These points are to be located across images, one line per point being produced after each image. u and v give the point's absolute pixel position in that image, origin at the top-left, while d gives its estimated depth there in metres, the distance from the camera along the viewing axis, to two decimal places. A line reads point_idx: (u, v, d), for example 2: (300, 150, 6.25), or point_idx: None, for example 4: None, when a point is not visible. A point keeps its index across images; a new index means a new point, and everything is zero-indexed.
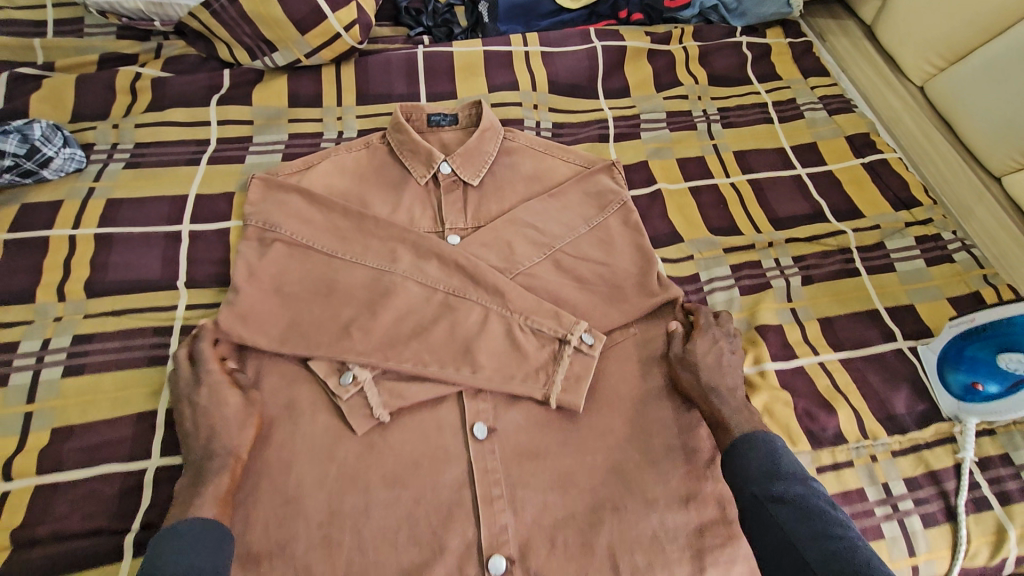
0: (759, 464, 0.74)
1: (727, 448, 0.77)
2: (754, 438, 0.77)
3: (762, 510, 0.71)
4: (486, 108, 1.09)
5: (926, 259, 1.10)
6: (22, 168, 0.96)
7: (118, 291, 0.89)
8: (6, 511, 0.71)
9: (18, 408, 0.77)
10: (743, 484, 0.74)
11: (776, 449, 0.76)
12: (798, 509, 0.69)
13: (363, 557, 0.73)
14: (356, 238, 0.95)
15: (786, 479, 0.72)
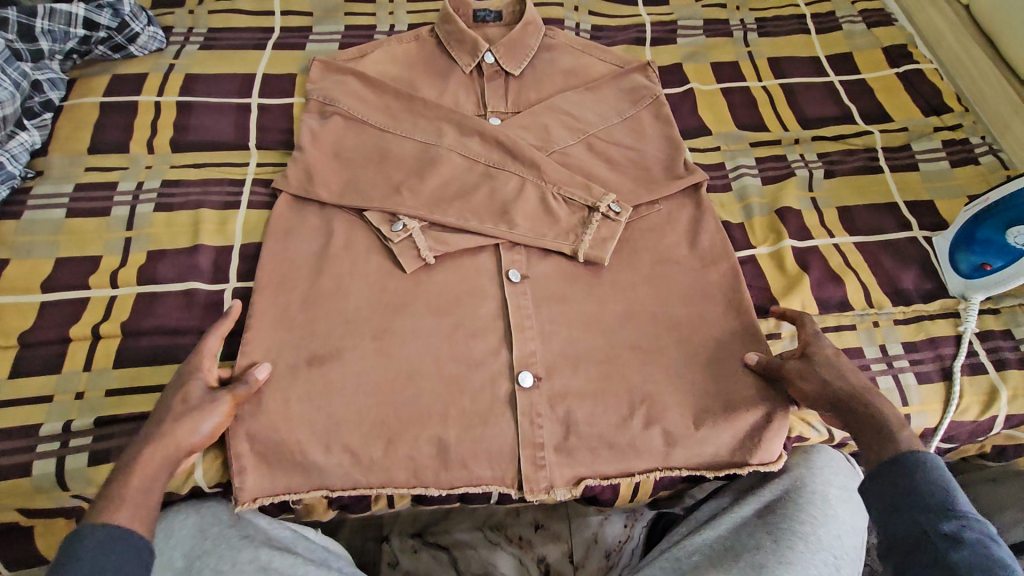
0: (930, 494, 0.68)
1: (891, 464, 0.72)
2: (928, 461, 0.71)
3: (929, 546, 0.66)
4: (529, 4, 1.15)
5: (951, 161, 1.12)
6: (114, 41, 1.07)
7: (198, 149, 1.01)
8: (114, 309, 0.84)
9: (119, 233, 0.90)
10: (911, 511, 0.69)
11: (944, 481, 0.69)
12: (974, 547, 0.63)
13: (412, 368, 0.85)
14: (405, 114, 1.03)
15: (963, 517, 0.66)
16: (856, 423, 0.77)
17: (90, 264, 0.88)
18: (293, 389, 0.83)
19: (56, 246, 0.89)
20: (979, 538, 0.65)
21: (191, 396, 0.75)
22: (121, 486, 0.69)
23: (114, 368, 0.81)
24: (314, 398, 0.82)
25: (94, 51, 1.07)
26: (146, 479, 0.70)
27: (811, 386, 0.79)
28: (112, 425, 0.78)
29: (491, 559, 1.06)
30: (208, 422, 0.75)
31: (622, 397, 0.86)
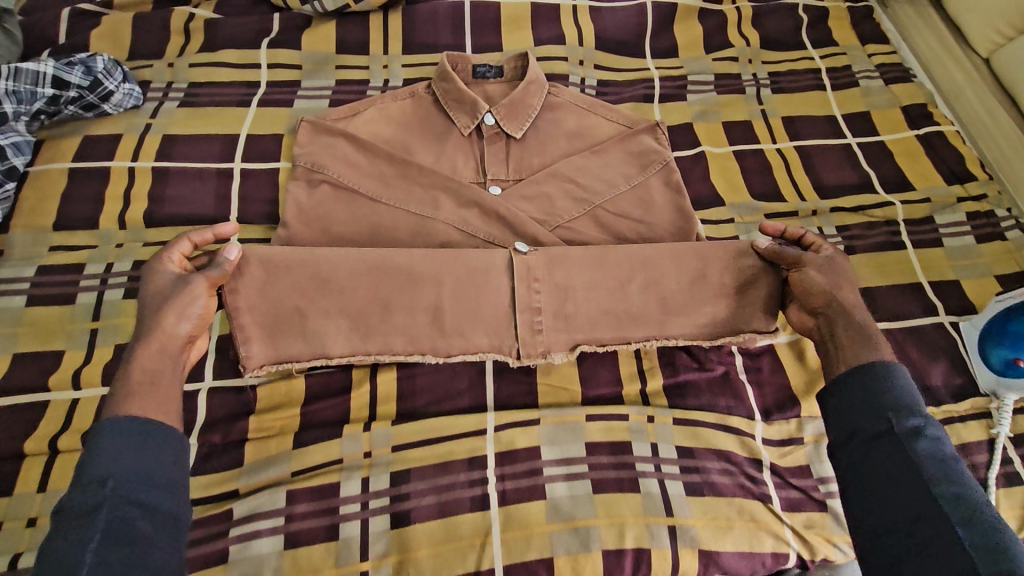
0: (898, 394, 0.65)
1: (859, 367, 0.68)
2: (885, 364, 0.68)
3: (889, 442, 0.63)
4: (532, 61, 1.07)
5: (976, 236, 1.06)
6: (86, 100, 0.99)
7: (175, 223, 0.93)
8: (76, 416, 0.76)
9: (85, 325, 0.83)
10: (878, 412, 0.65)
11: (904, 380, 0.67)
12: (932, 443, 0.62)
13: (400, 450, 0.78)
14: (399, 184, 0.96)
15: (923, 415, 0.64)
16: (838, 331, 0.73)
17: (52, 362, 0.80)
18: (282, 282, 0.79)
19: (15, 339, 0.81)
20: (936, 435, 0.63)
21: (163, 297, 0.71)
22: (126, 382, 0.64)
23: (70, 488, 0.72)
24: (288, 514, 0.73)
25: (63, 111, 1.00)
26: (146, 372, 0.65)
27: (816, 285, 0.78)
28: None
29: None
30: (192, 310, 0.71)
31: (616, 267, 0.83)
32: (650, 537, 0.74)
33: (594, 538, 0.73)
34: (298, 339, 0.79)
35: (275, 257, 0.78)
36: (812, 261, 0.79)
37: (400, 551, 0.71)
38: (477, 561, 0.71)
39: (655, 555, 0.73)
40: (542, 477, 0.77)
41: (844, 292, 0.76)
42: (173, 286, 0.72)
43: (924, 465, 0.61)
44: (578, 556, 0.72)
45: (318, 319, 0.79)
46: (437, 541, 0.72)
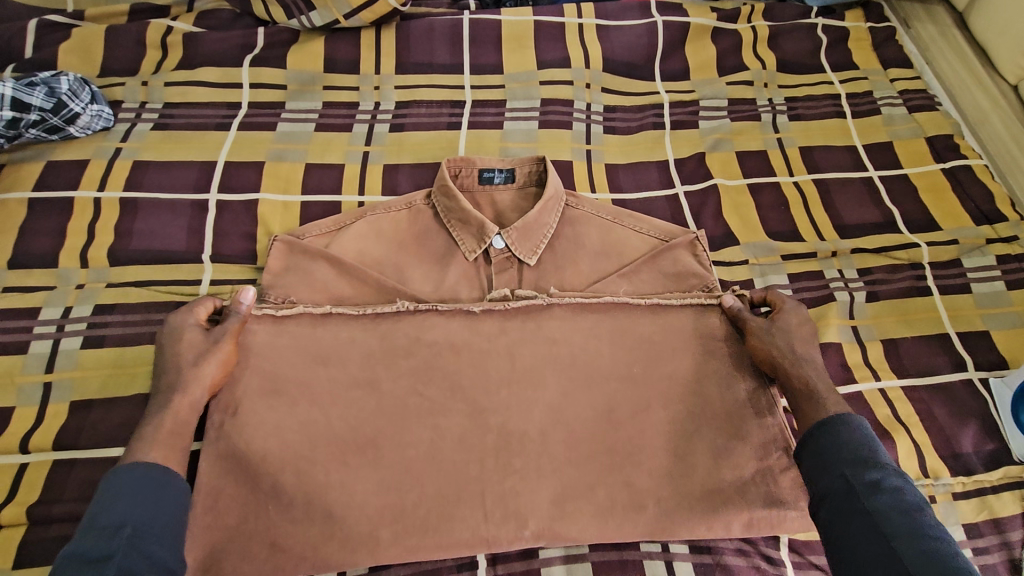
0: (855, 448, 0.65)
1: (818, 424, 0.69)
2: (842, 421, 0.68)
3: (852, 496, 0.62)
4: (551, 170, 0.93)
5: (1007, 282, 0.99)
6: (49, 123, 0.92)
7: (141, 261, 0.86)
8: (25, 484, 0.69)
9: (37, 377, 0.75)
10: (833, 464, 0.65)
11: (869, 437, 0.67)
12: (893, 492, 0.61)
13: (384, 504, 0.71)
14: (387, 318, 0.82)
15: (884, 468, 0.63)
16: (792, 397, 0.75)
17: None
18: (274, 364, 0.77)
19: None
20: (901, 490, 0.61)
21: (191, 344, 0.75)
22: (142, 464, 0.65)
23: (10, 570, 0.65)
24: None
25: (25, 134, 0.92)
26: (170, 432, 0.69)
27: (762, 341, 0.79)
28: None
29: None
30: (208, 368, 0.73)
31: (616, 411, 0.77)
32: None
33: None
34: (293, 498, 0.71)
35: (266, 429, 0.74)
36: (756, 325, 0.80)
37: None
38: None
39: None
40: (537, 560, 0.73)
41: (792, 353, 0.77)
42: (199, 339, 0.75)
43: (886, 518, 0.59)
44: None
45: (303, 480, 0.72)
46: None
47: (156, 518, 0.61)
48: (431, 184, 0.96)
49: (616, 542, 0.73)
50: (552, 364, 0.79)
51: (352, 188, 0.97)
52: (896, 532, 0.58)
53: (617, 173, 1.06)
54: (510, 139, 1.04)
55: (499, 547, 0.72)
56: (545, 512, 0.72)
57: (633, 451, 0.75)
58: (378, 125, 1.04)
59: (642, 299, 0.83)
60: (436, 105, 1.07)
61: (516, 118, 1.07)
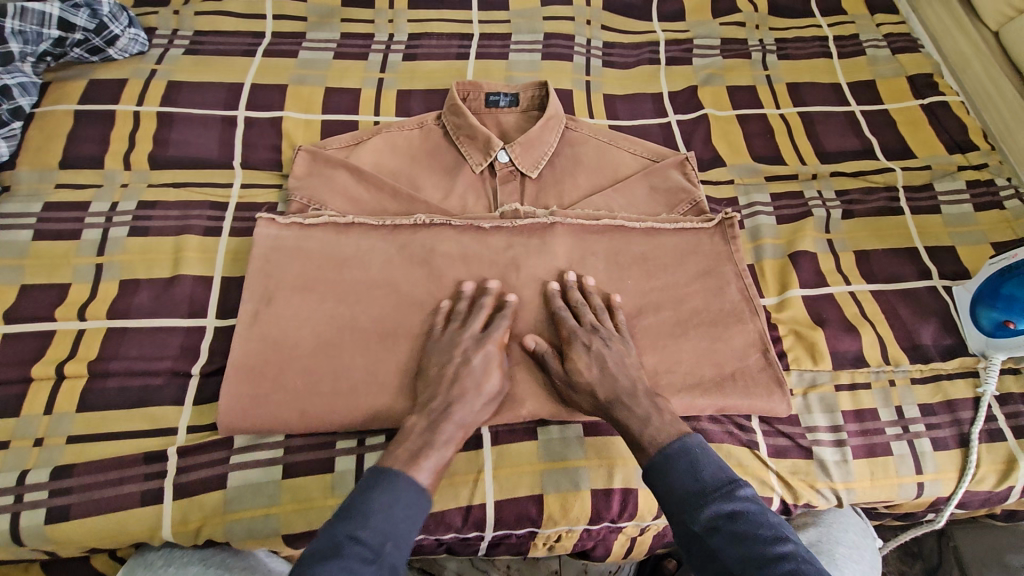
0: (682, 480, 0.62)
1: (651, 456, 0.65)
2: (669, 449, 0.65)
3: (697, 545, 0.59)
4: (553, 93, 1.01)
5: (975, 204, 1.06)
6: (92, 43, 1.00)
7: (178, 167, 0.94)
8: (83, 344, 0.78)
9: (90, 259, 0.84)
10: (668, 505, 0.62)
11: (693, 458, 0.63)
12: (737, 535, 0.58)
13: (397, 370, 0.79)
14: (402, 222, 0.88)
15: (714, 499, 0.60)
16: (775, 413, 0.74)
17: (57, 294, 0.81)
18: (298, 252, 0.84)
19: (21, 271, 0.83)
20: (740, 514, 0.59)
21: (468, 387, 0.73)
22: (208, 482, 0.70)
23: (73, 413, 0.74)
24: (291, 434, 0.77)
25: (69, 53, 1.00)
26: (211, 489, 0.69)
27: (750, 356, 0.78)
28: (67, 480, 0.70)
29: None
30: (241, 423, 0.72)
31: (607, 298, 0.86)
32: (637, 478, 0.77)
33: (584, 479, 0.77)
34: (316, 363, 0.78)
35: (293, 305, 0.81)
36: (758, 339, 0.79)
37: None
38: (469, 496, 0.75)
39: (641, 495, 0.76)
40: (536, 421, 0.81)
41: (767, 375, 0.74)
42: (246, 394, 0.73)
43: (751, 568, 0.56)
44: (567, 495, 0.76)
45: (324, 346, 0.79)
46: None
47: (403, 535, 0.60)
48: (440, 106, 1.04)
49: None
50: (550, 259, 0.87)
51: (369, 109, 1.05)
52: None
53: (615, 103, 1.13)
54: (515, 70, 1.12)
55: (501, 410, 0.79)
56: (543, 382, 0.80)
57: None
58: (392, 55, 1.12)
59: (641, 221, 0.91)
60: (447, 38, 1.14)
61: (520, 50, 1.15)
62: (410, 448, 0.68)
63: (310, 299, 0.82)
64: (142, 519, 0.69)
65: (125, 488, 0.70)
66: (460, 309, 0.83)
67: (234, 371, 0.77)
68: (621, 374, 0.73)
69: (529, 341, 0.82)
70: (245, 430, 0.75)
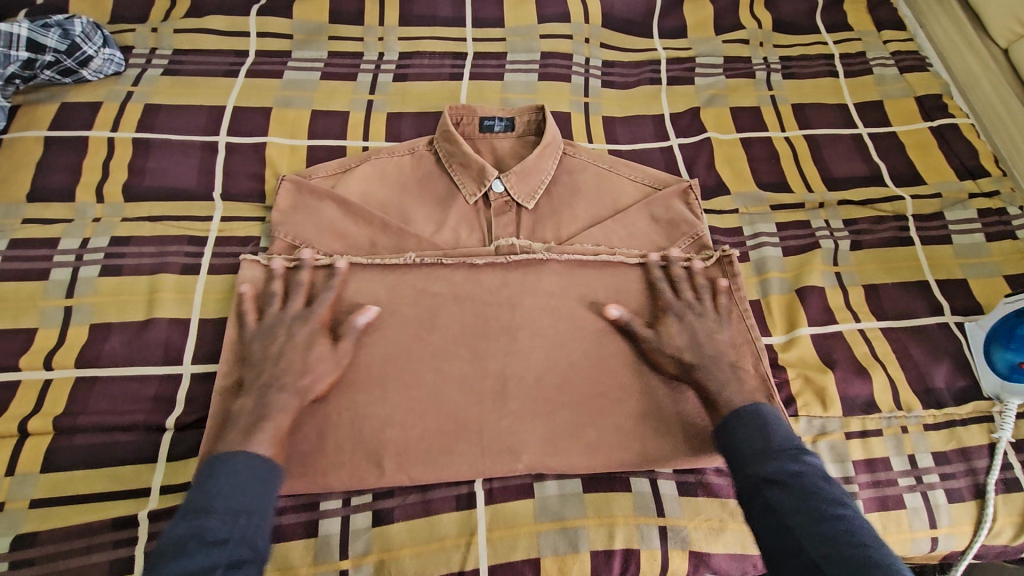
0: (752, 442, 0.65)
1: (727, 418, 0.68)
2: (744, 413, 0.68)
3: (758, 498, 0.60)
4: (550, 119, 0.96)
5: (987, 234, 1.03)
6: (63, 65, 0.94)
7: (155, 198, 0.89)
8: (50, 397, 0.73)
9: (58, 301, 0.79)
10: (739, 465, 0.64)
11: (770, 424, 0.66)
12: (796, 489, 0.59)
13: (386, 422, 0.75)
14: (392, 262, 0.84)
15: (780, 457, 0.62)
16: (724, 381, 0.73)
17: (22, 340, 0.76)
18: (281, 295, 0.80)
19: None
20: (804, 473, 0.60)
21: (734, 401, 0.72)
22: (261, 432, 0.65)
23: (38, 473, 0.69)
24: None
25: (40, 75, 0.95)
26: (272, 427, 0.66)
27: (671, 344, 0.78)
28: (30, 550, 0.65)
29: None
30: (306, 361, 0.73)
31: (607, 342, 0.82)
32: (640, 538, 0.73)
33: (582, 538, 0.73)
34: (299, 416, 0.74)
35: None
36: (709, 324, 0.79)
37: (380, 549, 0.70)
38: (462, 560, 0.70)
39: (643, 556, 0.73)
40: (531, 476, 0.76)
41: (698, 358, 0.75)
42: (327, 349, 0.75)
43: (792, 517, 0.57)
44: (566, 557, 0.72)
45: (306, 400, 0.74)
46: (419, 540, 0.71)
47: (257, 507, 0.59)
48: (432, 131, 0.99)
49: (608, 463, 0.76)
50: (547, 301, 0.83)
51: (357, 134, 1.00)
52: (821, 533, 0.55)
53: (614, 126, 1.09)
54: (510, 91, 1.07)
55: (495, 466, 0.74)
56: (540, 436, 0.76)
57: (623, 380, 0.80)
58: (381, 75, 1.07)
59: (639, 257, 0.88)
60: (439, 57, 1.10)
61: (516, 70, 1.10)
62: (247, 424, 0.66)
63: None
64: None
65: (92, 558, 0.66)
66: (452, 355, 0.79)
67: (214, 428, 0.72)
68: (707, 344, 0.77)
69: (525, 390, 0.78)
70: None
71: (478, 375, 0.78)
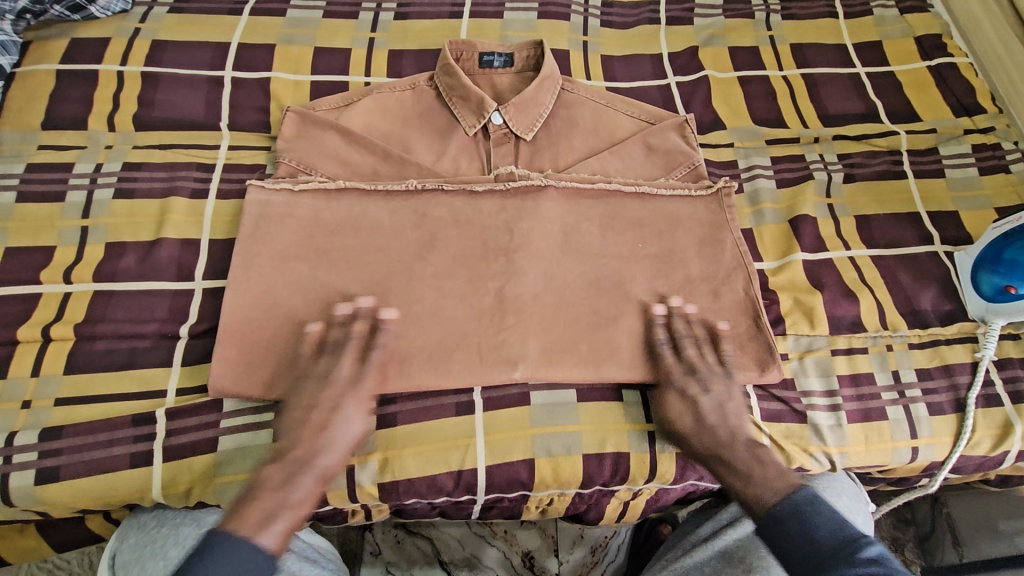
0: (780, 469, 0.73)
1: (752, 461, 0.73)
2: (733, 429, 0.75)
3: (772, 522, 0.69)
4: (548, 53, 0.98)
5: (980, 168, 1.04)
6: (71, 1, 0.96)
7: (165, 128, 0.92)
8: (70, 307, 0.77)
9: (75, 222, 0.83)
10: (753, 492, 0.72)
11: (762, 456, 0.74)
12: (788, 513, 0.68)
13: (387, 333, 0.78)
14: (392, 187, 0.86)
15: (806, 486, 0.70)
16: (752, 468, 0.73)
17: (43, 256, 0.80)
18: (286, 217, 0.83)
19: (5, 234, 0.81)
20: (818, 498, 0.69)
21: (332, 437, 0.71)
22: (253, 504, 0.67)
23: (62, 375, 0.74)
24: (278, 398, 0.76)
25: (49, 11, 0.97)
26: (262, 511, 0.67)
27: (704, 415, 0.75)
28: (57, 442, 0.70)
29: (476, 551, 1.01)
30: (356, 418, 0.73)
31: (601, 263, 0.85)
32: (630, 443, 0.77)
33: (576, 443, 0.76)
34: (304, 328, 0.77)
35: (281, 271, 0.80)
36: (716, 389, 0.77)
37: (384, 449, 0.75)
38: (461, 460, 0.74)
39: (633, 459, 0.76)
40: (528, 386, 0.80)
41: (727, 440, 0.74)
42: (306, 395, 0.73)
43: (817, 532, 0.66)
44: (560, 458, 0.76)
45: (311, 314, 0.78)
46: (419, 442, 0.75)
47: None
48: (433, 66, 1.01)
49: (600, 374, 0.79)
50: (543, 224, 0.86)
51: (359, 70, 1.02)
52: (830, 546, 0.64)
53: (612, 64, 1.10)
54: (509, 29, 1.09)
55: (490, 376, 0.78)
56: (535, 348, 0.79)
57: (615, 298, 0.83)
58: (382, 14, 1.08)
59: (634, 184, 0.89)
60: None
61: (516, 9, 1.11)
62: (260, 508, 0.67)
63: (302, 266, 0.81)
64: (133, 481, 0.70)
65: (114, 450, 0.70)
66: (451, 275, 0.81)
67: (225, 339, 0.76)
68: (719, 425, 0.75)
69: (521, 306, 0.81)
70: (234, 394, 0.74)
71: (476, 293, 0.81)
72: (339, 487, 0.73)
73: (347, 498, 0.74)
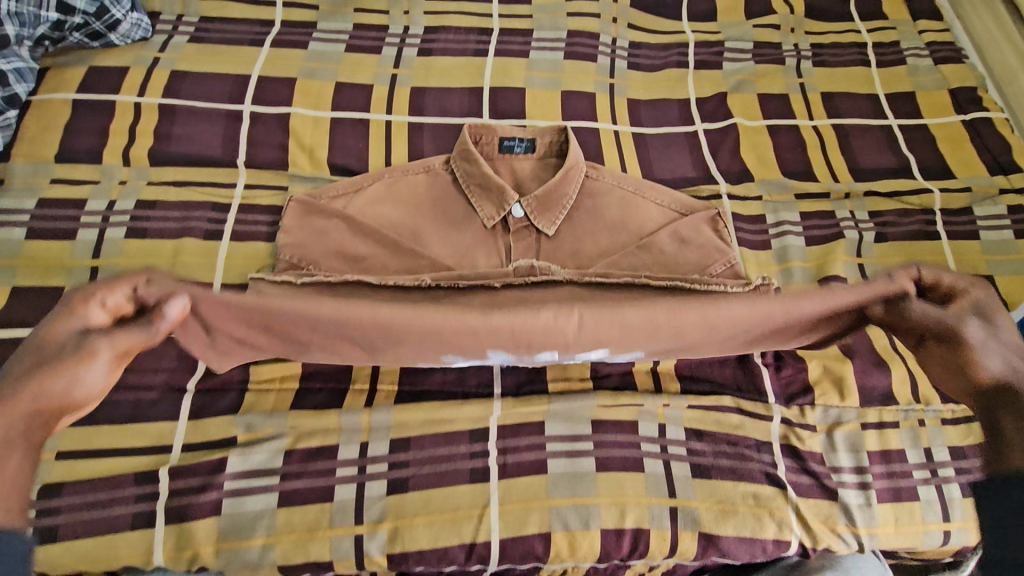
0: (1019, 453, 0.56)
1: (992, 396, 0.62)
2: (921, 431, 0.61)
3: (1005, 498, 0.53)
4: (573, 141, 0.92)
5: (1017, 231, 1.00)
6: (92, 28, 0.95)
7: (181, 163, 0.90)
8: None
9: (85, 262, 0.81)
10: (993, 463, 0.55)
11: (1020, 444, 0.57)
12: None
13: None
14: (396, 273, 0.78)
15: None
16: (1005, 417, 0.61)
17: (50, 297, 0.78)
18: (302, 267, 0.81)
19: (13, 273, 0.79)
20: None
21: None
22: None
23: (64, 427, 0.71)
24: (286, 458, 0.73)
25: (69, 38, 0.95)
26: None
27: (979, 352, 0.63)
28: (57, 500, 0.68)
29: None
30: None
31: None
32: (650, 518, 0.74)
33: (594, 517, 0.73)
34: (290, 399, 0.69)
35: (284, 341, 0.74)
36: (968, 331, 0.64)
37: (394, 518, 0.71)
38: (473, 532, 0.71)
39: (653, 535, 0.73)
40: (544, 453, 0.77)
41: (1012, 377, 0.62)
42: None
43: None
44: (576, 533, 0.72)
45: None
46: (430, 511, 0.72)
47: None
48: (449, 148, 0.95)
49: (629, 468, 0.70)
50: None
51: (381, 107, 1.00)
52: None
53: (639, 108, 1.08)
54: (534, 68, 1.07)
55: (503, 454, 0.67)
56: None
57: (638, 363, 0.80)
58: (406, 49, 1.06)
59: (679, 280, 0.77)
60: (464, 33, 1.09)
61: (542, 48, 1.09)
62: None
63: None
64: (133, 544, 0.67)
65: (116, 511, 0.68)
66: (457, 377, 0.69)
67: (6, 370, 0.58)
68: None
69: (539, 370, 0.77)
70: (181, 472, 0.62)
71: None
72: (347, 556, 0.69)
73: (355, 567, 0.70)
